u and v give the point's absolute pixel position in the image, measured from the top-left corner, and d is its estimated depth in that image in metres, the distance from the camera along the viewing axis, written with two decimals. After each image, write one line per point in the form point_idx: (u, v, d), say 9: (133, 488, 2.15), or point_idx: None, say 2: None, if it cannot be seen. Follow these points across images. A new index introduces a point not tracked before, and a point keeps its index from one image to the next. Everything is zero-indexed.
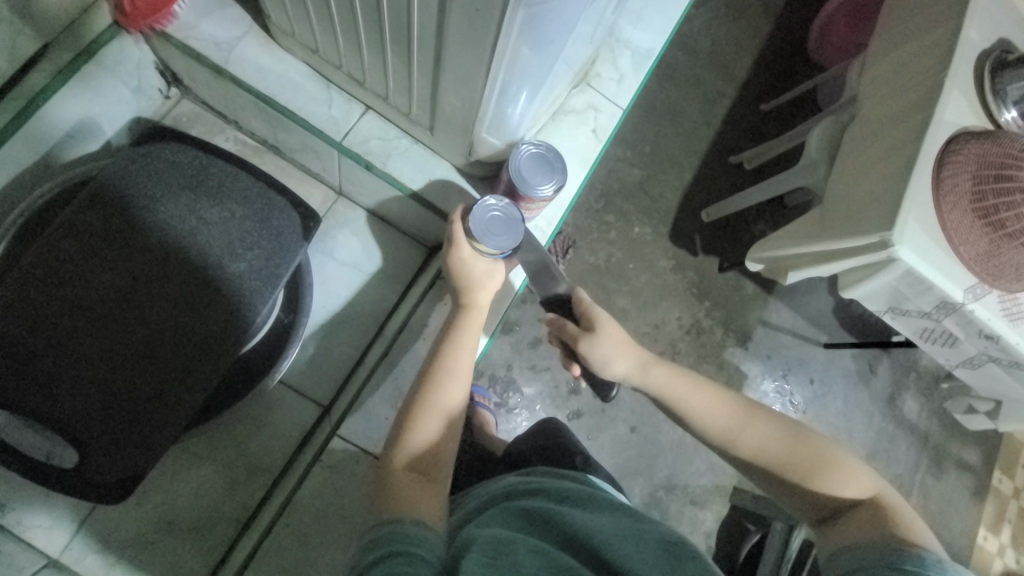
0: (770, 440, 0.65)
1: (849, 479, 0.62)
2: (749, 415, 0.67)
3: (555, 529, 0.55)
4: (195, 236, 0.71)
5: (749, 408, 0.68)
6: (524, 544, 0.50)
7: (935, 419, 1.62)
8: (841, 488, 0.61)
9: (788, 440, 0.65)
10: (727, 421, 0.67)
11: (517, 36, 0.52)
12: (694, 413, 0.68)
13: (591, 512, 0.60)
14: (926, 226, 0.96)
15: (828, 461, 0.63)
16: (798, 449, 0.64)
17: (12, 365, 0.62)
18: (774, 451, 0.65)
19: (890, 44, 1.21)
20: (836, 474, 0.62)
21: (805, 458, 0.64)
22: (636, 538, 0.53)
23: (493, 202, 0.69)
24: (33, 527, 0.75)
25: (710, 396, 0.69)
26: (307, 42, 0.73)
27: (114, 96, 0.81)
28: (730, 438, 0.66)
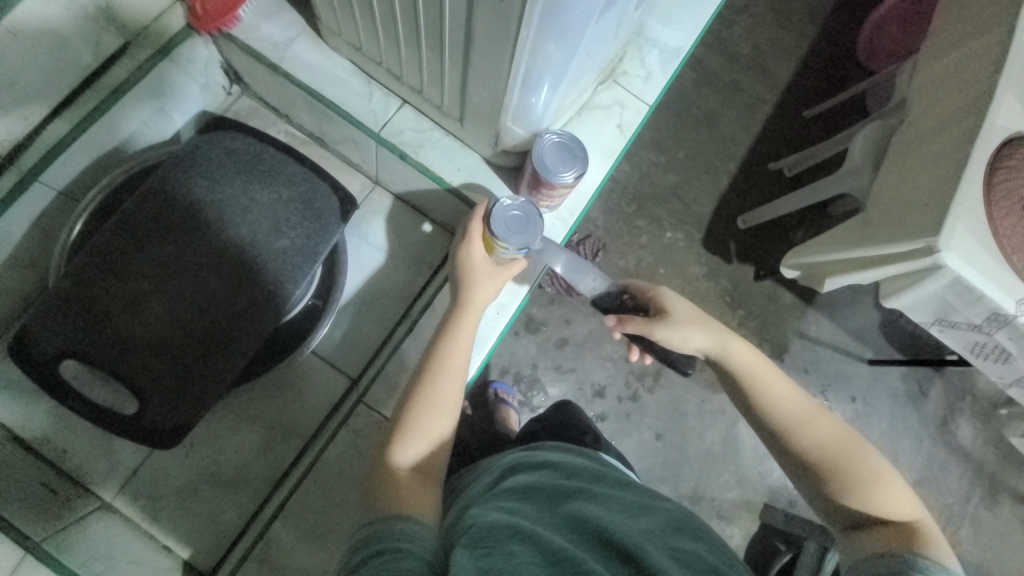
0: (834, 442, 0.64)
1: (896, 501, 0.59)
2: (821, 415, 0.66)
3: (559, 512, 0.57)
4: (247, 215, 0.78)
5: (824, 410, 0.67)
6: (517, 536, 0.51)
7: (992, 447, 1.52)
8: (883, 507, 0.59)
9: (849, 450, 0.63)
10: (796, 414, 0.66)
11: (538, 29, 0.56)
12: (771, 398, 0.68)
13: (599, 492, 0.61)
14: (975, 231, 0.92)
15: (880, 479, 0.61)
16: (855, 460, 0.62)
17: (89, 321, 0.70)
18: (829, 455, 0.63)
19: (942, 47, 1.16)
20: (885, 492, 0.60)
21: (859, 469, 0.62)
22: (641, 514, 0.56)
23: (510, 202, 0.74)
24: (91, 472, 0.83)
25: (783, 384, 0.69)
26: (352, 41, 0.80)
27: (185, 92, 0.91)
28: (792, 428, 0.66)
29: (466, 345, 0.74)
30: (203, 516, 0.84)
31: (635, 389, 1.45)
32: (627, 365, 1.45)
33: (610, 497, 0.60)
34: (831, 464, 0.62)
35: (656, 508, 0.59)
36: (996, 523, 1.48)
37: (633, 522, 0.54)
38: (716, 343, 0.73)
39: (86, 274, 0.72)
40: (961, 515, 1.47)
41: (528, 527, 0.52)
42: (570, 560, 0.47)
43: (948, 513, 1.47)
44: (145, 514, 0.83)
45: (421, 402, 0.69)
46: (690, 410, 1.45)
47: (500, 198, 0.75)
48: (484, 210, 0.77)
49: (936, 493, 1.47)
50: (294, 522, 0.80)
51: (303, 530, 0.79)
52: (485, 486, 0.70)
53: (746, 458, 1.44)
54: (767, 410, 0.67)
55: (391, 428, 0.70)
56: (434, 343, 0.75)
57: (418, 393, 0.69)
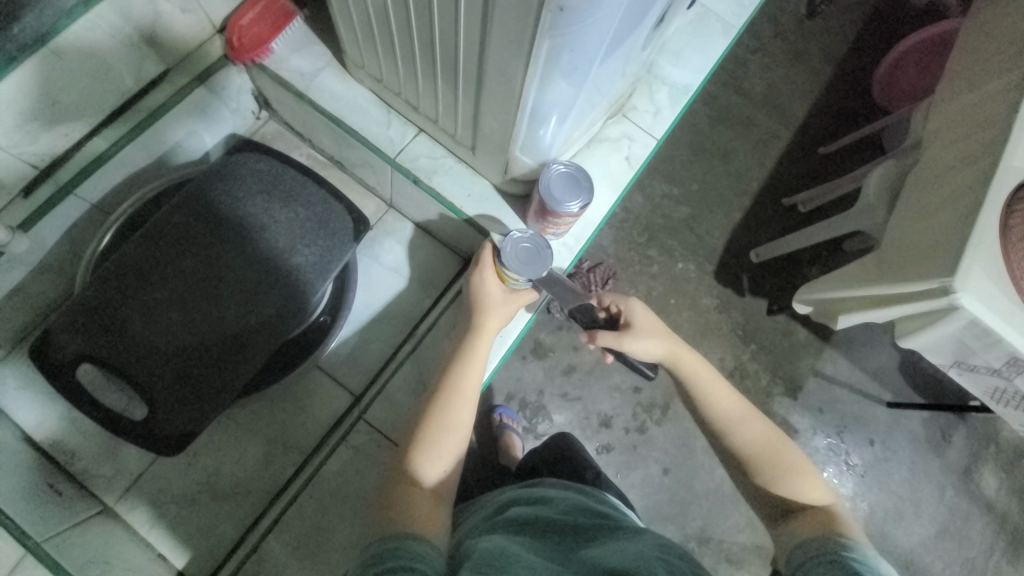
0: (761, 437, 0.68)
1: (812, 487, 0.64)
2: (749, 412, 0.70)
3: (556, 548, 0.57)
4: (266, 231, 0.82)
5: (751, 407, 0.71)
6: (519, 562, 0.51)
7: (1018, 500, 1.44)
8: (802, 494, 0.63)
9: (774, 444, 0.67)
10: (733, 414, 0.70)
11: (547, 66, 0.59)
12: (708, 396, 0.72)
13: (595, 529, 0.61)
14: (993, 274, 0.90)
15: (799, 468, 0.66)
16: (777, 451, 0.67)
17: (109, 328, 0.73)
18: (757, 450, 0.67)
19: (955, 90, 1.17)
20: (804, 481, 0.64)
21: (784, 462, 0.66)
22: (637, 544, 0.55)
23: (520, 235, 0.76)
24: (96, 476, 0.85)
25: (721, 386, 0.72)
26: (374, 73, 0.85)
27: (218, 116, 0.97)
28: (727, 425, 0.69)
29: (482, 369, 0.75)
30: (200, 526, 0.85)
31: (643, 420, 1.42)
32: (635, 395, 1.44)
33: (610, 533, 0.60)
34: (759, 459, 0.66)
35: (650, 538, 0.58)
36: None
37: (630, 551, 0.54)
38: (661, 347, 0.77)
39: (110, 281, 0.75)
40: (986, 572, 1.39)
41: (526, 556, 0.53)
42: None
43: (972, 568, 1.39)
44: (145, 521, 0.85)
45: (437, 424, 0.69)
46: (698, 445, 1.41)
47: (510, 231, 0.78)
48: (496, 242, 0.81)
49: (959, 547, 1.40)
50: (288, 535, 0.82)
51: (297, 544, 0.82)
52: (481, 518, 0.70)
53: None
54: (705, 409, 0.71)
55: (405, 450, 0.70)
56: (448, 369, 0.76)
57: (430, 417, 0.70)
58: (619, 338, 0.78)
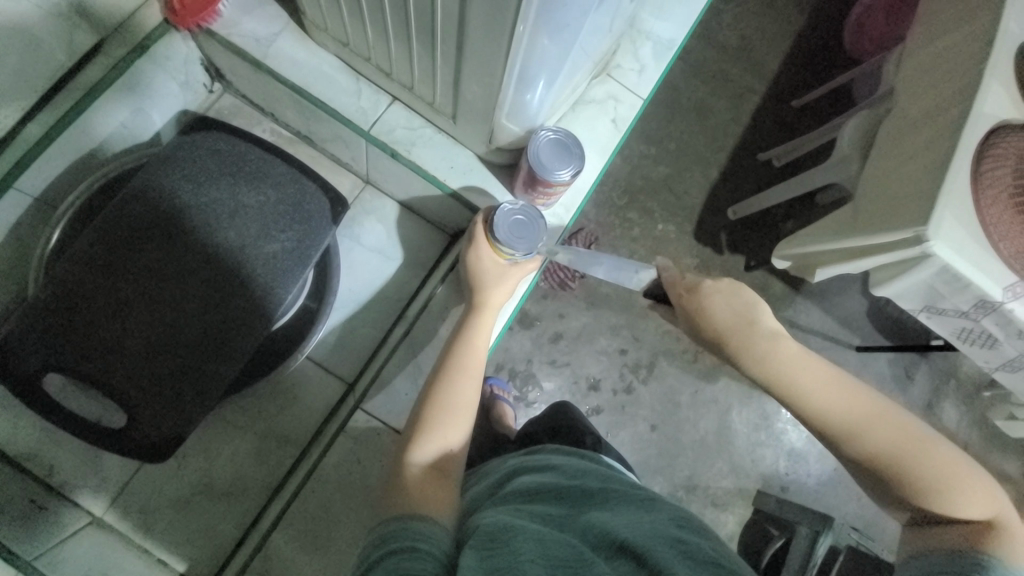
0: (898, 444, 0.60)
1: (968, 496, 0.58)
2: (882, 419, 0.61)
3: (565, 518, 0.56)
4: (234, 218, 0.76)
5: (883, 408, 0.62)
6: (524, 535, 0.50)
7: (976, 428, 1.55)
8: (957, 508, 0.58)
9: (917, 452, 0.59)
10: (867, 424, 0.61)
11: (535, 23, 0.55)
12: (822, 411, 0.62)
13: (603, 495, 0.61)
14: (963, 222, 0.93)
15: (951, 475, 0.59)
16: (924, 462, 0.59)
17: (73, 333, 0.68)
18: (896, 466, 0.59)
19: (925, 35, 1.17)
20: (961, 496, 0.58)
21: (930, 473, 0.59)
22: (646, 515, 0.56)
23: (512, 206, 0.74)
24: (79, 488, 0.81)
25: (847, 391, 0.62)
26: (339, 36, 0.77)
27: (162, 89, 0.87)
28: (853, 438, 0.61)
29: (484, 345, 0.74)
30: (198, 527, 0.83)
31: (630, 381, 1.45)
32: (622, 357, 1.45)
33: (616, 498, 0.60)
34: (898, 472, 0.59)
35: (658, 506, 0.58)
36: None
37: (638, 521, 0.54)
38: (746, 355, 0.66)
39: (66, 283, 0.69)
40: None
41: (532, 528, 0.52)
42: (577, 563, 0.47)
43: None
44: (136, 528, 0.82)
45: (437, 403, 0.68)
46: (683, 401, 1.45)
47: (501, 203, 0.75)
48: (489, 212, 0.77)
49: None
50: (293, 532, 0.80)
51: (303, 537, 0.80)
52: (486, 489, 0.69)
53: (740, 446, 1.45)
54: (822, 425, 0.62)
55: (406, 432, 0.69)
56: (446, 350, 0.75)
57: (430, 398, 0.69)
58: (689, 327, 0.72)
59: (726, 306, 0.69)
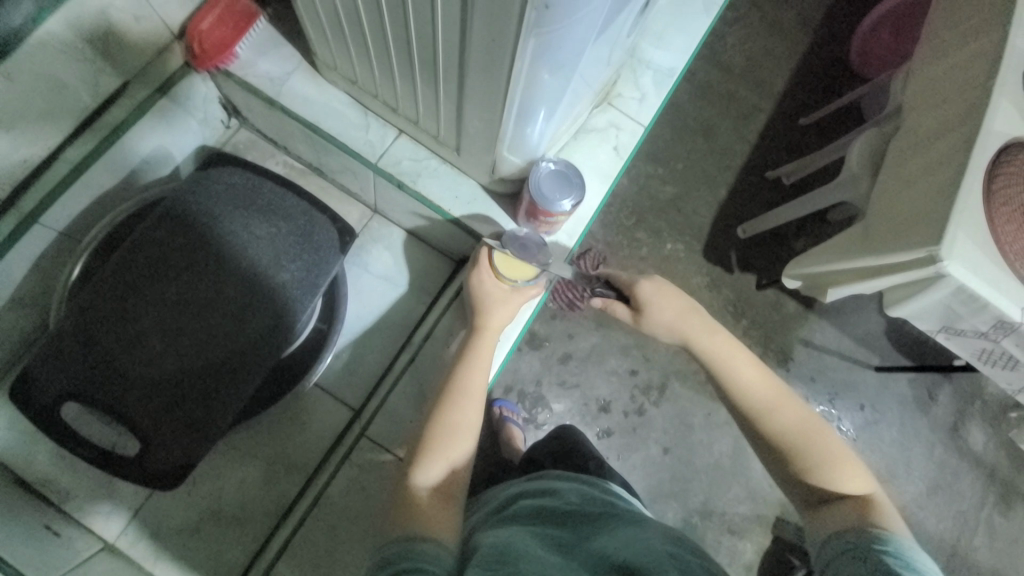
0: (800, 424, 0.69)
1: (851, 476, 0.65)
2: (787, 399, 0.71)
3: (571, 543, 0.56)
4: (246, 249, 0.78)
5: (785, 394, 0.72)
6: (527, 556, 0.50)
7: (1005, 452, 1.49)
8: (838, 483, 0.64)
9: (811, 433, 0.68)
10: (770, 401, 0.71)
11: (532, 63, 0.57)
12: (740, 383, 0.72)
13: (605, 520, 0.60)
14: (979, 242, 0.91)
15: (837, 457, 0.66)
16: (816, 441, 0.67)
17: (91, 363, 0.70)
18: (795, 439, 0.68)
19: (930, 55, 1.17)
20: (841, 471, 0.65)
21: (819, 451, 0.67)
22: (650, 538, 0.55)
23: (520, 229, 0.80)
24: (93, 513, 0.83)
25: (760, 373, 0.73)
26: (348, 74, 0.81)
27: (185, 128, 0.92)
28: (763, 413, 0.70)
29: (486, 370, 0.75)
30: (207, 554, 0.84)
31: (641, 403, 1.43)
32: (632, 378, 1.44)
33: (618, 522, 0.59)
34: (797, 446, 0.67)
35: (659, 529, 0.58)
36: (1012, 529, 1.46)
37: (643, 543, 0.53)
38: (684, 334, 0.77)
39: (85, 312, 0.72)
40: (977, 522, 1.44)
41: (536, 550, 0.51)
42: None
43: (963, 521, 1.44)
44: (148, 554, 0.83)
45: (445, 426, 0.69)
46: (696, 423, 1.43)
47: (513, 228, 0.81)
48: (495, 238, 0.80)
49: (950, 500, 1.45)
50: (298, 561, 0.81)
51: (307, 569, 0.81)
52: (487, 515, 0.69)
53: (756, 470, 1.42)
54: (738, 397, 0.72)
55: (410, 455, 0.69)
56: (451, 371, 0.76)
57: (435, 419, 0.69)
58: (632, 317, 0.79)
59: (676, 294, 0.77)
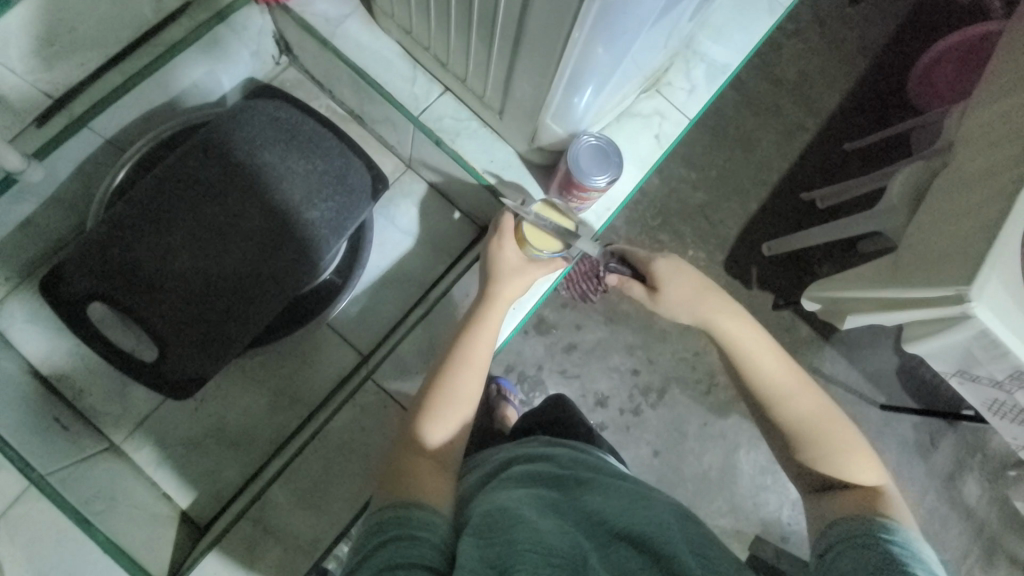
0: (817, 413, 0.67)
1: (864, 466, 0.63)
2: (802, 385, 0.68)
3: (567, 505, 0.56)
4: (282, 182, 0.80)
5: (803, 377, 0.69)
6: (524, 520, 0.50)
7: (999, 510, 1.47)
8: (849, 472, 0.63)
9: (827, 424, 0.66)
10: (783, 385, 0.69)
11: (592, 31, 0.56)
12: (756, 366, 0.70)
13: (598, 487, 0.60)
14: (1013, 287, 0.89)
15: (853, 447, 0.65)
16: (829, 430, 0.66)
17: (121, 267, 0.72)
18: (807, 426, 0.66)
19: (993, 92, 1.13)
20: (851, 459, 0.64)
21: (831, 439, 0.65)
22: (646, 510, 0.55)
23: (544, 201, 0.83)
24: (103, 414, 0.86)
25: (773, 353, 0.71)
26: (403, 24, 0.81)
27: (236, 57, 0.93)
28: (775, 399, 0.68)
29: (493, 340, 0.74)
30: (204, 470, 0.87)
31: (638, 403, 1.43)
32: (633, 377, 1.44)
33: (611, 489, 0.59)
34: (809, 435, 0.66)
35: (660, 503, 0.57)
36: None
37: (636, 516, 0.54)
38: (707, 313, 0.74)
39: (122, 219, 0.74)
40: (957, 574, 1.43)
41: (532, 514, 0.51)
42: (573, 555, 0.46)
43: None
44: (151, 461, 0.86)
45: (444, 392, 0.69)
46: (690, 431, 1.43)
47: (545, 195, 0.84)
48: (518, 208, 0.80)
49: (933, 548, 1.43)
50: (292, 487, 0.79)
51: (299, 495, 0.79)
52: (481, 475, 0.70)
53: (742, 487, 1.41)
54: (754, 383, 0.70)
55: (411, 416, 0.70)
56: (457, 337, 0.75)
57: (435, 383, 0.70)
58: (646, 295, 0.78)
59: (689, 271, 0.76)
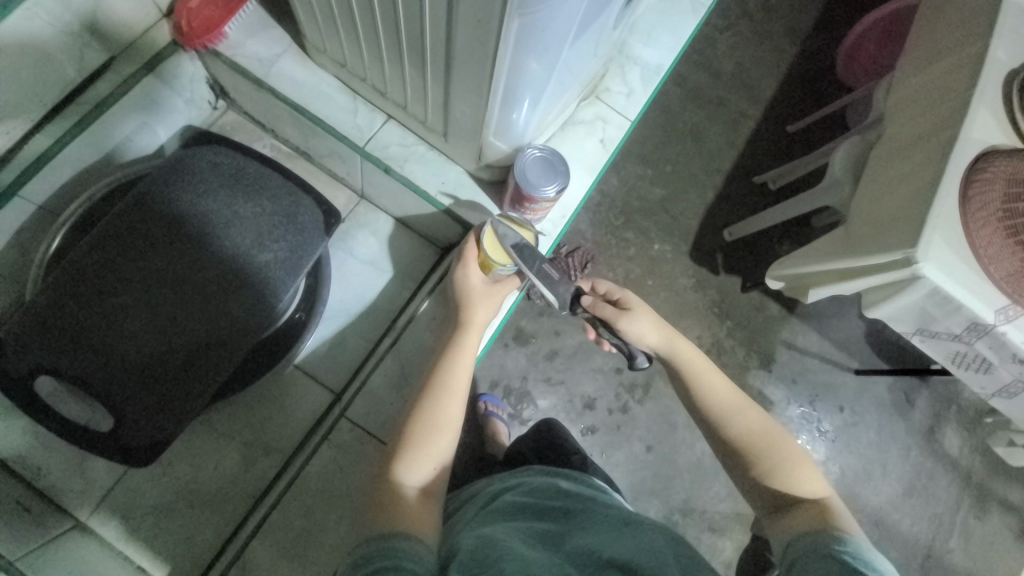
0: (760, 429, 0.67)
1: (808, 481, 0.64)
2: (746, 405, 0.69)
3: (558, 539, 0.54)
4: (229, 227, 0.78)
5: (744, 397, 0.70)
6: (511, 555, 0.48)
7: (979, 457, 1.53)
8: (798, 487, 0.63)
9: (770, 439, 0.67)
10: (730, 403, 0.69)
11: (517, 47, 0.58)
12: (707, 388, 0.70)
13: (589, 518, 0.58)
14: (953, 244, 0.93)
15: (796, 458, 0.65)
16: (775, 445, 0.66)
17: (66, 335, 0.69)
18: (756, 443, 0.66)
19: (913, 65, 1.20)
20: (797, 474, 0.64)
21: (776, 454, 0.65)
22: (638, 536, 0.54)
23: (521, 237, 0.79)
24: (64, 491, 0.82)
25: (718, 375, 0.72)
26: (337, 58, 0.82)
27: (170, 107, 0.92)
28: (724, 416, 0.69)
29: (470, 363, 0.73)
30: (179, 537, 0.83)
31: (625, 401, 1.44)
32: (617, 376, 1.45)
33: (604, 521, 0.58)
34: (758, 452, 0.66)
35: (650, 526, 0.56)
36: (985, 532, 1.49)
37: (628, 543, 0.53)
38: (664, 335, 0.75)
39: (61, 289, 0.71)
40: (951, 525, 1.48)
41: (519, 548, 0.50)
42: None
43: (938, 523, 1.47)
44: (120, 535, 0.82)
45: (424, 423, 0.67)
46: (680, 422, 1.44)
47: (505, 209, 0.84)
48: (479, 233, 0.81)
49: (924, 503, 1.48)
50: (273, 541, 0.82)
51: (282, 547, 0.82)
52: (473, 508, 0.68)
53: None
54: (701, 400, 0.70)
55: (392, 452, 0.67)
56: (433, 365, 0.74)
57: (413, 415, 0.67)
58: (615, 314, 0.74)
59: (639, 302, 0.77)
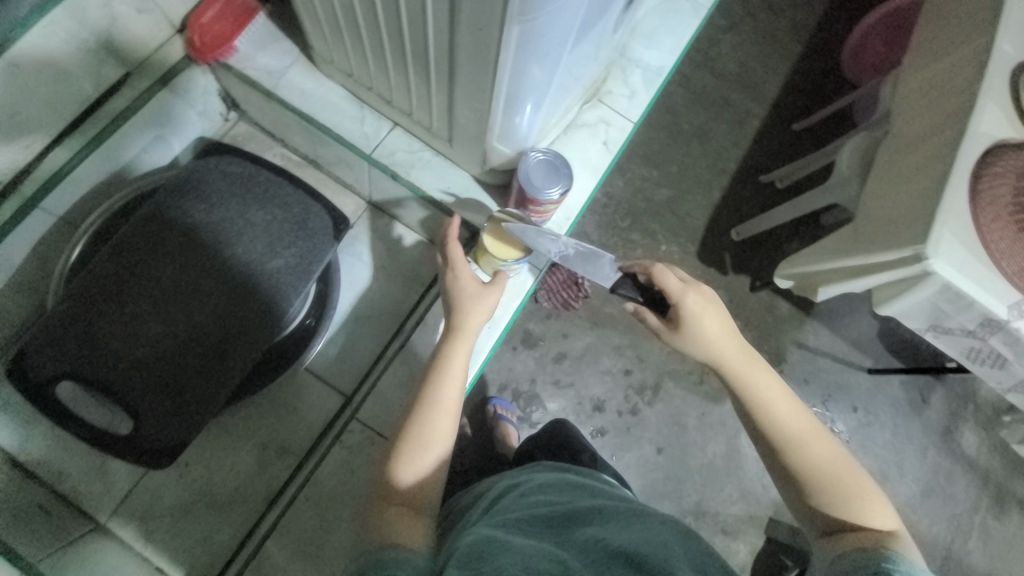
0: (830, 458, 0.62)
1: (876, 511, 0.59)
2: (817, 432, 0.63)
3: (559, 533, 0.54)
4: (240, 235, 0.80)
5: (817, 424, 0.64)
6: (510, 549, 0.49)
7: (998, 456, 1.50)
8: (861, 515, 0.58)
9: (838, 468, 0.61)
10: (798, 429, 0.63)
11: (518, 53, 0.59)
12: (771, 410, 0.64)
13: (591, 512, 0.58)
14: (963, 239, 0.92)
15: (865, 492, 0.60)
16: (838, 471, 0.61)
17: (84, 341, 0.71)
18: (821, 470, 0.61)
19: (919, 60, 1.19)
20: (863, 503, 0.59)
21: (839, 480, 0.61)
22: (642, 527, 0.54)
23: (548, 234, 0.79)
24: (85, 493, 0.84)
25: (785, 400, 0.65)
26: (344, 68, 0.84)
27: (184, 121, 0.95)
28: (790, 442, 0.62)
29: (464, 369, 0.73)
30: (194, 538, 0.84)
31: (635, 403, 1.44)
32: (626, 378, 1.45)
33: (607, 514, 0.58)
34: (821, 478, 0.61)
35: (652, 515, 0.57)
36: (1006, 533, 1.46)
37: (630, 534, 0.53)
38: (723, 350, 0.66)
39: (80, 297, 0.73)
40: (971, 526, 1.45)
41: (519, 542, 0.50)
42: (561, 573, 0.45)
43: (957, 524, 1.44)
44: (139, 537, 0.84)
45: (420, 428, 0.67)
46: (690, 423, 1.44)
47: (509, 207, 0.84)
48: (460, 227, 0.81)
49: (943, 503, 1.45)
50: (286, 540, 0.82)
51: (296, 548, 0.81)
52: (479, 507, 0.68)
53: (750, 471, 1.42)
54: (767, 426, 0.63)
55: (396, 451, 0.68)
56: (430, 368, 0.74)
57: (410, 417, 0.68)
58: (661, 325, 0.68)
59: (719, 313, 0.67)
